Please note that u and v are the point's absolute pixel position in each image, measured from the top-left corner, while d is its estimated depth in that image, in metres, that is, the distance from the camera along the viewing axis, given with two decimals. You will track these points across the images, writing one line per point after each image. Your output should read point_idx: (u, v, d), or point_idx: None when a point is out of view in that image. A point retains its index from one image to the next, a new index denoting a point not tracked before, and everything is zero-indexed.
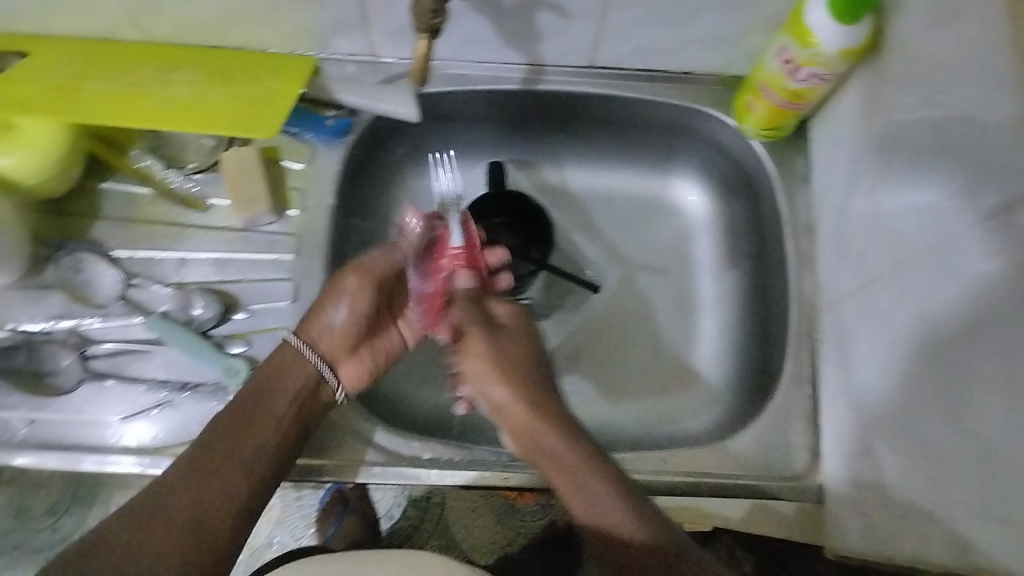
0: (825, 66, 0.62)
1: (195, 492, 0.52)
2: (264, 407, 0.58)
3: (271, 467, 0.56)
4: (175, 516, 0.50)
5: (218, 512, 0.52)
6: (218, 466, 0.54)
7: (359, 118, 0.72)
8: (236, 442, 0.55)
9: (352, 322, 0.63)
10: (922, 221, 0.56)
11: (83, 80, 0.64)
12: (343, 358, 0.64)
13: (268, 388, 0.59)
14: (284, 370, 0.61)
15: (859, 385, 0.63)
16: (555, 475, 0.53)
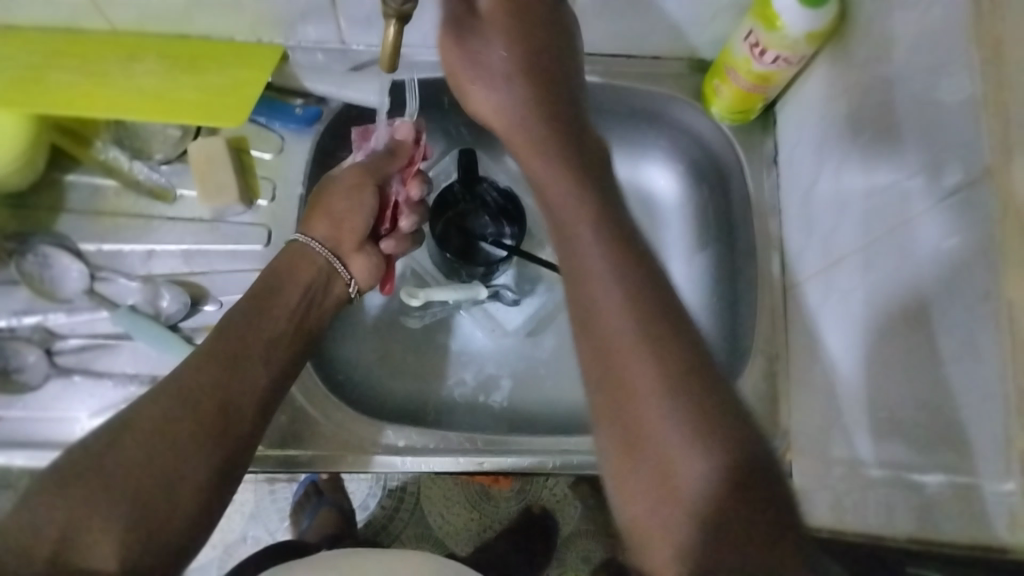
0: (791, 49, 0.63)
1: (216, 376, 0.52)
2: (277, 300, 0.58)
3: (285, 354, 0.56)
4: (197, 401, 0.50)
5: (245, 397, 0.52)
6: (235, 351, 0.54)
7: (328, 106, 0.71)
8: (250, 331, 0.55)
9: (356, 215, 0.63)
10: (887, 200, 0.57)
11: (44, 73, 0.62)
12: (352, 255, 0.63)
13: (282, 277, 0.59)
14: (296, 264, 0.61)
15: (827, 360, 0.64)
16: (622, 414, 0.46)
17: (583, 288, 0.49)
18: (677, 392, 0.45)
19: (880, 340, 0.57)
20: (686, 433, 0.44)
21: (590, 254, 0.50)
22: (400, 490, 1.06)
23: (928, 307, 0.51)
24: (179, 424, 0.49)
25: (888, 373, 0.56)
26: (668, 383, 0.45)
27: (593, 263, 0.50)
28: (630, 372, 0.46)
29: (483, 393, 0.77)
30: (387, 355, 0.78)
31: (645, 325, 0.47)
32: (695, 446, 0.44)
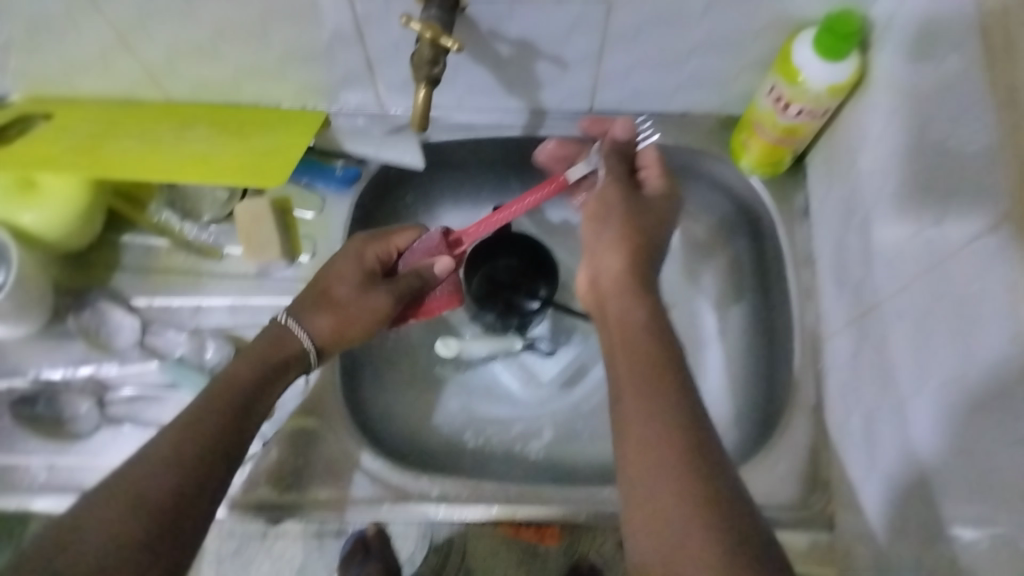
0: (814, 102, 0.64)
1: (152, 473, 0.48)
2: (225, 400, 0.54)
3: (216, 444, 0.51)
4: (132, 500, 0.46)
5: (173, 491, 0.47)
6: (172, 449, 0.49)
7: (367, 167, 0.75)
8: (197, 423, 0.51)
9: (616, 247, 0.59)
10: (914, 251, 0.57)
11: (103, 140, 0.67)
12: (338, 338, 0.62)
13: (232, 372, 0.56)
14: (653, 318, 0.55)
15: (863, 411, 0.63)
16: (642, 466, 0.47)
17: (624, 347, 0.53)
18: (685, 467, 0.45)
19: (912, 391, 0.56)
20: (656, 475, 0.46)
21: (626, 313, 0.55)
22: (446, 544, 0.89)
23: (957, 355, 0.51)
24: (116, 518, 0.45)
25: (920, 427, 0.55)
26: (665, 440, 0.47)
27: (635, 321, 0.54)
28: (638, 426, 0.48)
29: (520, 442, 0.78)
30: (422, 407, 0.79)
31: (656, 414, 0.48)
32: (677, 472, 0.46)
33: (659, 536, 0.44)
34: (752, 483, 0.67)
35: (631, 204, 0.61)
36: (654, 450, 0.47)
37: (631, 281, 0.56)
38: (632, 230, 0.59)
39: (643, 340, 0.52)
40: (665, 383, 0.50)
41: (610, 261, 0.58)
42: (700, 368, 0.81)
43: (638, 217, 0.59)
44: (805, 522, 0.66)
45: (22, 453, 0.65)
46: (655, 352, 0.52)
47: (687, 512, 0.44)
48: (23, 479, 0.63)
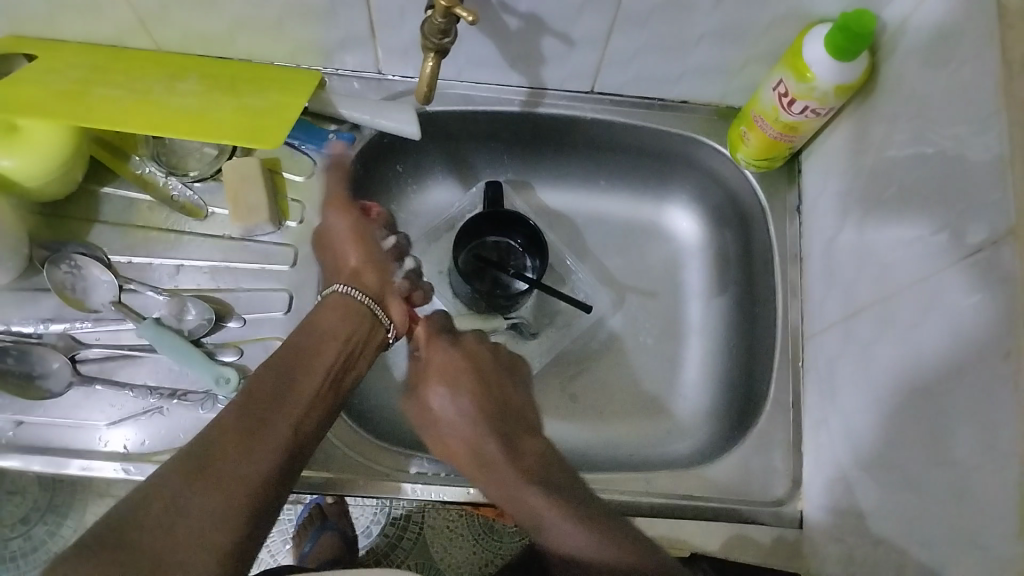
0: (820, 100, 0.64)
1: (270, 433, 0.53)
2: (284, 373, 0.58)
3: (309, 429, 0.56)
4: (241, 450, 0.51)
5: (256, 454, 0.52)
6: (284, 412, 0.55)
7: (361, 134, 0.73)
8: (285, 385, 0.57)
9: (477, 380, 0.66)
10: (907, 255, 0.57)
11: (89, 86, 0.64)
12: (390, 301, 0.67)
13: (317, 345, 0.60)
14: (486, 404, 0.65)
15: (841, 412, 0.63)
16: (520, 512, 0.58)
17: (470, 452, 0.62)
18: (546, 506, 0.57)
19: (895, 394, 0.56)
20: (540, 506, 0.57)
21: (444, 420, 0.65)
22: (403, 518, 1.05)
23: (944, 370, 0.51)
24: (222, 502, 0.48)
25: (903, 436, 0.55)
26: (526, 486, 0.58)
27: (447, 425, 0.65)
28: (497, 476, 0.60)
29: None
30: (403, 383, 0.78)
31: (511, 466, 0.60)
32: (548, 511, 0.57)
33: (547, 535, 0.56)
34: (727, 475, 0.68)
35: (477, 382, 0.66)
36: (520, 491, 0.58)
37: (515, 466, 0.60)
38: (452, 383, 0.66)
39: (449, 425, 0.64)
40: (501, 428, 0.63)
41: (464, 458, 0.62)
42: (680, 359, 0.81)
43: (476, 409, 0.64)
44: (780, 517, 0.66)
45: None
46: (480, 403, 0.65)
47: (576, 531, 0.55)
48: None
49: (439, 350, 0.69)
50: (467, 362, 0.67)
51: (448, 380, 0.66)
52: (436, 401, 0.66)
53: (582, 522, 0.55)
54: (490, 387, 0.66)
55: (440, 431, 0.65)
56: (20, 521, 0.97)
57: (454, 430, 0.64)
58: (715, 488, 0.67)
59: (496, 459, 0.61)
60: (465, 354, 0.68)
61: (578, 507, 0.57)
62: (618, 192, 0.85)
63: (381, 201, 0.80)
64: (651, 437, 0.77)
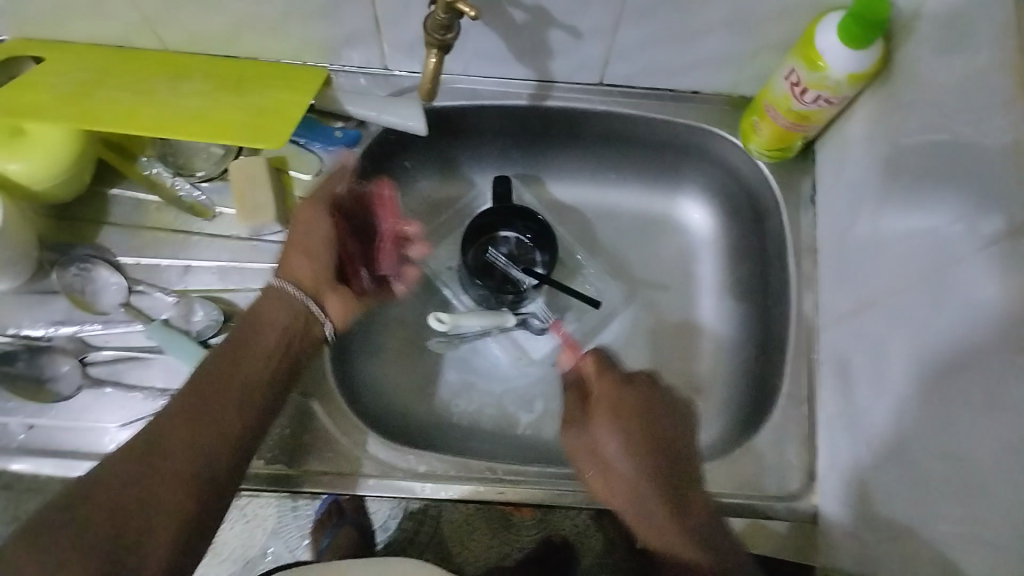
0: (833, 89, 0.62)
1: (220, 415, 0.54)
2: (232, 355, 0.57)
3: (263, 406, 0.56)
4: (187, 437, 0.52)
5: (211, 439, 0.52)
6: (231, 396, 0.55)
7: (367, 130, 0.73)
8: (231, 366, 0.56)
9: (633, 421, 0.62)
10: (922, 246, 0.56)
11: (93, 88, 0.64)
12: (330, 295, 0.64)
13: (256, 328, 0.59)
14: (654, 443, 0.61)
15: (856, 406, 0.62)
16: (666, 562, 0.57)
17: (630, 500, 0.60)
18: (691, 557, 0.56)
19: (910, 388, 0.55)
20: (702, 558, 0.56)
21: (611, 456, 0.62)
22: None
23: (960, 364, 0.50)
24: (163, 489, 0.49)
25: (917, 430, 0.54)
26: (683, 541, 0.57)
27: (615, 466, 0.61)
28: (654, 524, 0.58)
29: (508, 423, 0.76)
30: (413, 378, 0.77)
31: (672, 519, 0.58)
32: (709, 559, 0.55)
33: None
34: (740, 470, 0.67)
35: (650, 426, 0.62)
36: (678, 542, 0.57)
37: (668, 512, 0.58)
38: (626, 425, 0.62)
39: (617, 475, 0.61)
40: (663, 471, 0.60)
41: (650, 502, 0.59)
42: (693, 352, 0.80)
43: (649, 461, 0.60)
44: (794, 511, 0.65)
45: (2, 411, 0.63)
46: (649, 443, 0.61)
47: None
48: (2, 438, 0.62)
49: (608, 391, 0.65)
50: (641, 398, 0.63)
51: (614, 426, 0.62)
52: (607, 445, 0.62)
53: (713, 564, 0.55)
54: (661, 423, 0.62)
55: (610, 476, 0.62)
56: None
57: (617, 481, 0.61)
58: (729, 482, 0.66)
59: (666, 505, 0.59)
60: (631, 393, 0.64)
61: (713, 552, 0.56)
62: (629, 184, 0.84)
63: None
64: None
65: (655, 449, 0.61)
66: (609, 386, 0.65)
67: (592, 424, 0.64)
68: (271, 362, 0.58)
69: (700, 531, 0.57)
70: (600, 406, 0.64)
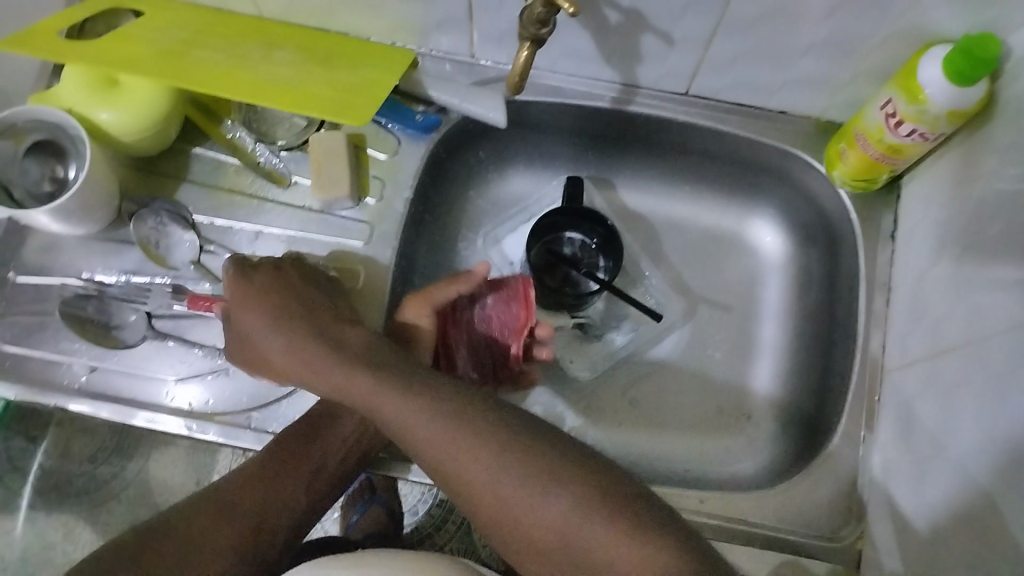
0: (930, 124, 0.60)
1: (292, 491, 0.57)
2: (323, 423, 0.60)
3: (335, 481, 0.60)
4: (259, 504, 0.56)
5: (276, 508, 0.56)
6: (307, 478, 0.58)
7: (448, 117, 0.73)
8: (322, 437, 0.60)
9: (315, 361, 0.55)
10: (1008, 298, 0.53)
11: (189, 48, 0.65)
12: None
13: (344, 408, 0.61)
14: (348, 365, 0.53)
15: (915, 454, 0.60)
16: (502, 520, 0.48)
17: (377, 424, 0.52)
18: (541, 495, 0.46)
19: (977, 442, 0.53)
20: (531, 496, 0.46)
21: (335, 383, 0.53)
22: (451, 501, 1.05)
23: None
24: (221, 543, 0.53)
25: (981, 488, 0.52)
26: (515, 477, 0.47)
27: (341, 385, 0.53)
28: (464, 467, 0.48)
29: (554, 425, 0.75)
30: None
31: (488, 457, 0.48)
32: (547, 501, 0.46)
33: (522, 524, 0.47)
34: (785, 503, 0.65)
35: (346, 350, 0.55)
36: (506, 485, 0.47)
37: (483, 442, 0.48)
38: (330, 348, 0.55)
39: (348, 389, 0.53)
40: (422, 391, 0.51)
41: (510, 486, 0.47)
42: (749, 376, 0.78)
43: (379, 378, 0.52)
44: (838, 551, 0.63)
45: (69, 351, 0.65)
46: (359, 363, 0.53)
47: (569, 515, 0.45)
48: (65, 377, 0.64)
49: (293, 298, 0.59)
50: (305, 303, 0.59)
51: (308, 345, 0.56)
52: (308, 359, 0.55)
53: (596, 503, 0.45)
54: (378, 358, 0.54)
55: (336, 395, 0.54)
56: (88, 460, 1.00)
57: (365, 404, 0.52)
58: (774, 513, 0.65)
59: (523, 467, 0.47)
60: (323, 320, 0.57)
61: (575, 475, 0.47)
62: (702, 199, 0.83)
63: (460, 185, 0.80)
64: (709, 453, 0.75)
65: (417, 384, 0.52)
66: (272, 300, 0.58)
67: (283, 350, 0.57)
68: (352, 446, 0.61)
69: (541, 458, 0.48)
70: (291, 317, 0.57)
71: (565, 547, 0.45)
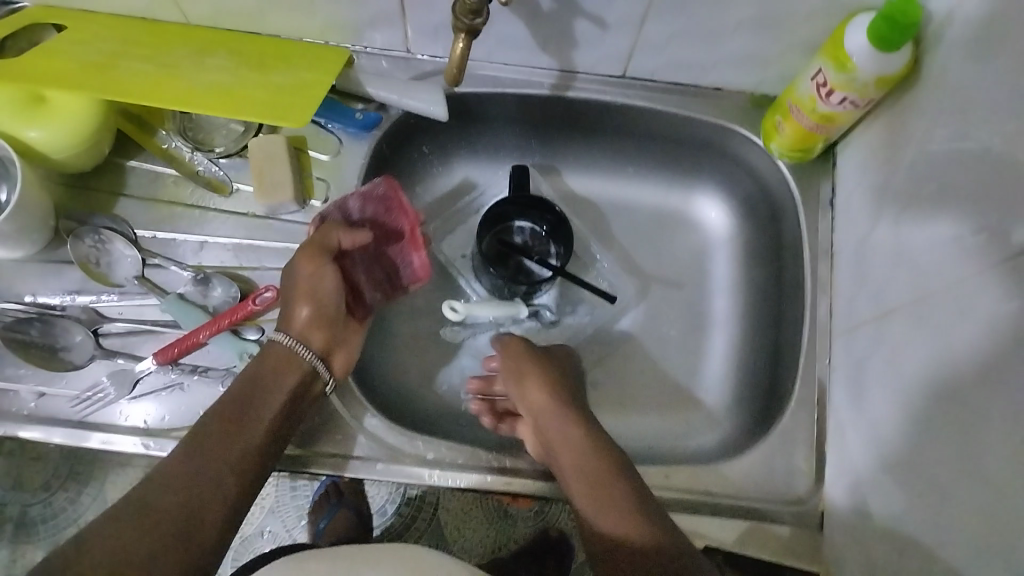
0: (859, 91, 0.62)
1: (213, 486, 0.52)
2: (237, 404, 0.56)
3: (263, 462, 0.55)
4: (187, 502, 0.50)
5: (206, 497, 0.51)
6: (234, 467, 0.53)
7: (388, 113, 0.72)
8: (238, 420, 0.55)
9: (566, 451, 0.60)
10: (944, 256, 0.55)
11: (116, 59, 0.63)
12: (335, 349, 0.64)
13: (261, 383, 0.58)
14: (523, 374, 0.66)
15: (867, 413, 0.62)
16: (581, 484, 0.58)
17: (547, 426, 0.63)
18: (614, 483, 0.57)
19: (925, 397, 0.55)
20: (620, 488, 0.56)
21: (538, 400, 0.64)
22: (419, 499, 1.06)
23: (979, 382, 0.49)
24: (150, 538, 0.48)
25: (932, 443, 0.53)
26: (604, 465, 0.58)
27: (557, 432, 0.62)
28: (572, 434, 0.61)
29: None
30: (422, 364, 0.77)
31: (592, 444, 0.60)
32: (624, 490, 0.57)
33: (599, 506, 0.56)
34: (747, 472, 0.67)
35: (564, 413, 0.63)
36: (609, 466, 0.58)
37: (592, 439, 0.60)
38: (582, 429, 0.61)
39: (550, 415, 0.63)
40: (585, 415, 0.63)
41: (593, 467, 0.58)
42: (704, 351, 0.79)
43: (562, 404, 0.63)
44: (801, 515, 0.65)
45: (13, 377, 0.63)
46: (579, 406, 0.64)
47: (627, 515, 0.55)
48: (11, 406, 0.62)
49: (560, 440, 0.61)
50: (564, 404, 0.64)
51: (580, 442, 0.60)
52: (557, 433, 0.61)
53: (643, 518, 0.55)
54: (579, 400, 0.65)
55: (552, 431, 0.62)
56: (43, 487, 0.99)
57: (568, 443, 0.60)
58: (737, 483, 0.66)
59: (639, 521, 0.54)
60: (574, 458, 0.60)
61: (640, 495, 0.56)
62: (646, 179, 0.84)
63: (405, 182, 0.80)
64: (671, 430, 0.76)
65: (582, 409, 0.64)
66: (554, 402, 0.64)
67: (540, 414, 0.64)
68: (266, 435, 0.56)
69: (625, 471, 0.58)
70: (566, 422, 0.62)
71: (601, 530, 0.55)
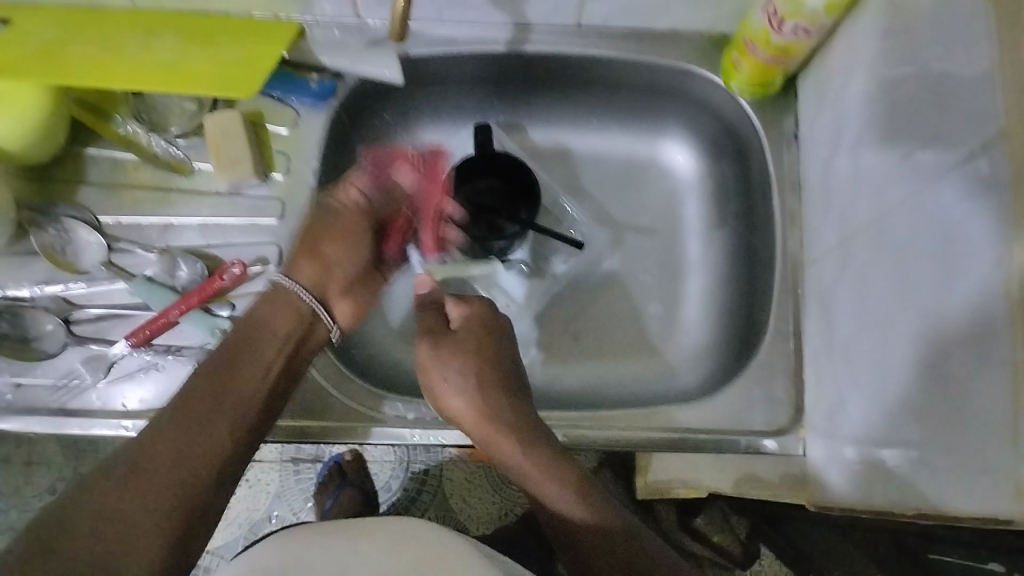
0: (809, 18, 0.61)
1: (212, 445, 0.51)
2: (232, 363, 0.56)
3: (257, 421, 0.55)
4: (183, 463, 0.50)
5: (202, 457, 0.51)
6: (230, 429, 0.53)
7: (344, 81, 0.72)
8: (232, 378, 0.55)
9: (429, 354, 0.61)
10: (901, 173, 0.55)
11: (62, 46, 0.63)
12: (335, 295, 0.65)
13: (253, 334, 0.58)
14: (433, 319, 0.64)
15: (839, 339, 0.62)
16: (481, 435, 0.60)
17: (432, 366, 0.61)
18: (489, 414, 0.59)
19: (890, 315, 0.55)
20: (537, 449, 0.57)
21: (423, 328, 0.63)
22: (423, 473, 1.06)
23: (939, 291, 0.49)
24: (151, 505, 0.47)
25: (899, 359, 0.53)
26: (494, 415, 0.58)
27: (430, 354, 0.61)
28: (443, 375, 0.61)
29: None
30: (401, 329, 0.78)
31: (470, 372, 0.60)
32: (498, 400, 0.59)
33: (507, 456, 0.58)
34: (727, 409, 0.67)
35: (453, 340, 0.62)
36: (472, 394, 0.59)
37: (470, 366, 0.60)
38: (448, 351, 0.61)
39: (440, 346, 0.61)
40: (476, 348, 0.61)
41: (471, 413, 0.59)
42: (681, 295, 0.80)
43: (444, 348, 0.61)
44: (783, 446, 0.65)
45: None
46: (474, 331, 0.62)
47: (546, 476, 0.57)
48: None
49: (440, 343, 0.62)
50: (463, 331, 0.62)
51: (443, 349, 0.61)
52: (428, 354, 0.61)
53: (563, 478, 0.57)
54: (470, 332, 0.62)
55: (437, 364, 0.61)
56: (49, 490, 0.99)
57: (442, 353, 0.61)
58: (719, 421, 0.67)
59: (581, 492, 0.57)
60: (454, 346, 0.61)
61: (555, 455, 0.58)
62: (611, 129, 0.83)
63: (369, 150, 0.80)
64: (653, 376, 0.77)
65: (480, 342, 0.62)
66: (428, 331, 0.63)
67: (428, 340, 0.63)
68: (262, 391, 0.56)
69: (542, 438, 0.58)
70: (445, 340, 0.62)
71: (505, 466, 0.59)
